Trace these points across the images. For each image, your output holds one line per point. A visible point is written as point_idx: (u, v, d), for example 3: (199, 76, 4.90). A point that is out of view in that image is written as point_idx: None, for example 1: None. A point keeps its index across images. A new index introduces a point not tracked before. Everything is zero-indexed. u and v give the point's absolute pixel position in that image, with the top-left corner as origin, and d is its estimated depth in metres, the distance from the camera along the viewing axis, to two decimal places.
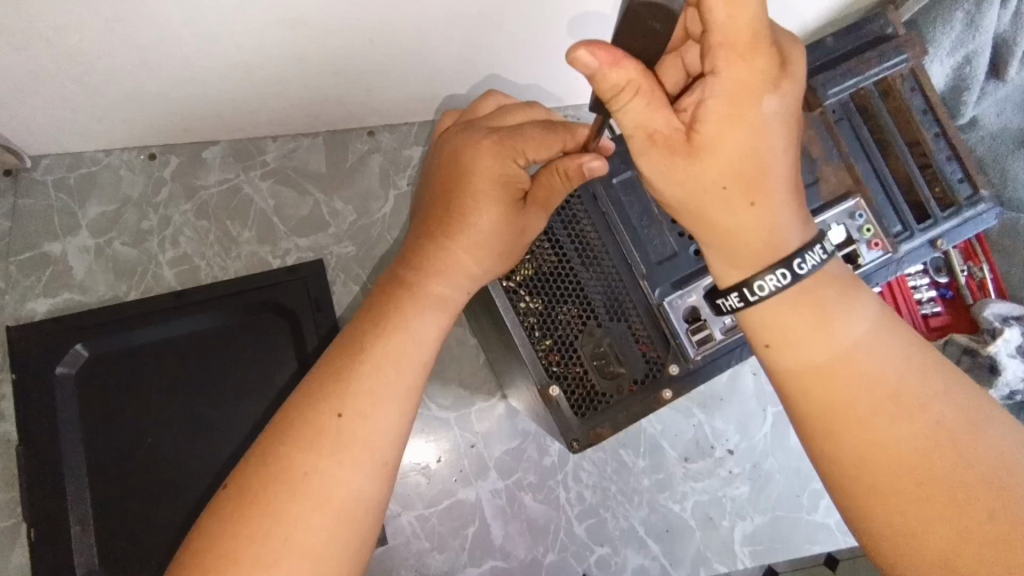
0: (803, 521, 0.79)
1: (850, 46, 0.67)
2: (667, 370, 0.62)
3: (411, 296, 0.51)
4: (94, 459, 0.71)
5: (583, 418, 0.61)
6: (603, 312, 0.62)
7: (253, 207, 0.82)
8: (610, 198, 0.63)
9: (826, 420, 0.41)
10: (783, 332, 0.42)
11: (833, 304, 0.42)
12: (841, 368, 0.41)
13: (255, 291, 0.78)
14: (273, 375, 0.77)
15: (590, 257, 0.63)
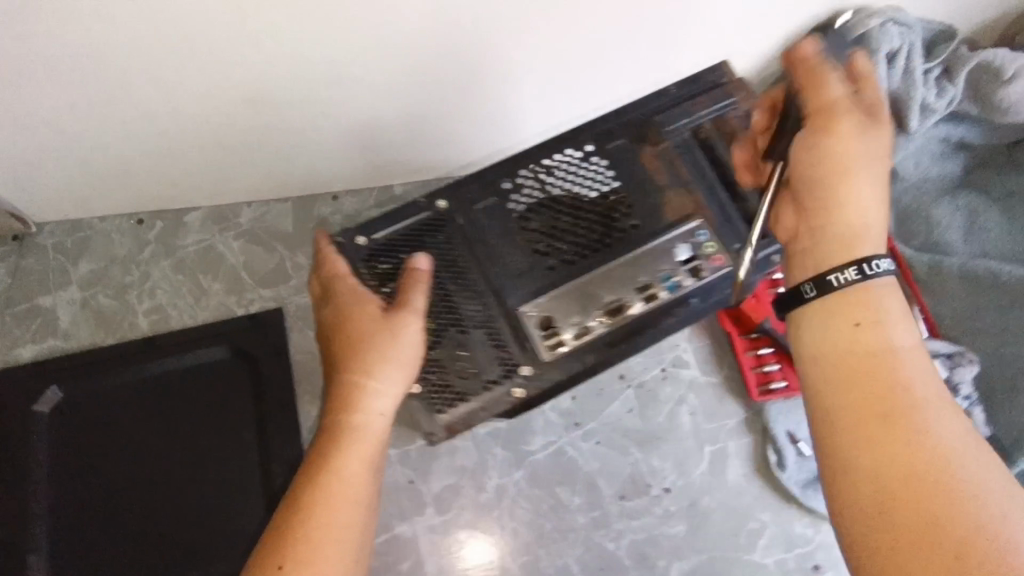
0: (739, 560, 0.79)
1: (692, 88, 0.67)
2: (522, 372, 0.61)
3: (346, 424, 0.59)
4: (58, 490, 0.78)
5: (440, 415, 0.61)
6: (467, 321, 0.62)
7: (224, 263, 0.91)
8: (471, 217, 0.64)
9: (855, 410, 0.44)
10: (879, 312, 0.47)
11: (910, 310, 0.47)
12: (881, 362, 0.45)
13: (217, 336, 0.85)
14: (228, 414, 0.82)
15: (457, 271, 0.63)
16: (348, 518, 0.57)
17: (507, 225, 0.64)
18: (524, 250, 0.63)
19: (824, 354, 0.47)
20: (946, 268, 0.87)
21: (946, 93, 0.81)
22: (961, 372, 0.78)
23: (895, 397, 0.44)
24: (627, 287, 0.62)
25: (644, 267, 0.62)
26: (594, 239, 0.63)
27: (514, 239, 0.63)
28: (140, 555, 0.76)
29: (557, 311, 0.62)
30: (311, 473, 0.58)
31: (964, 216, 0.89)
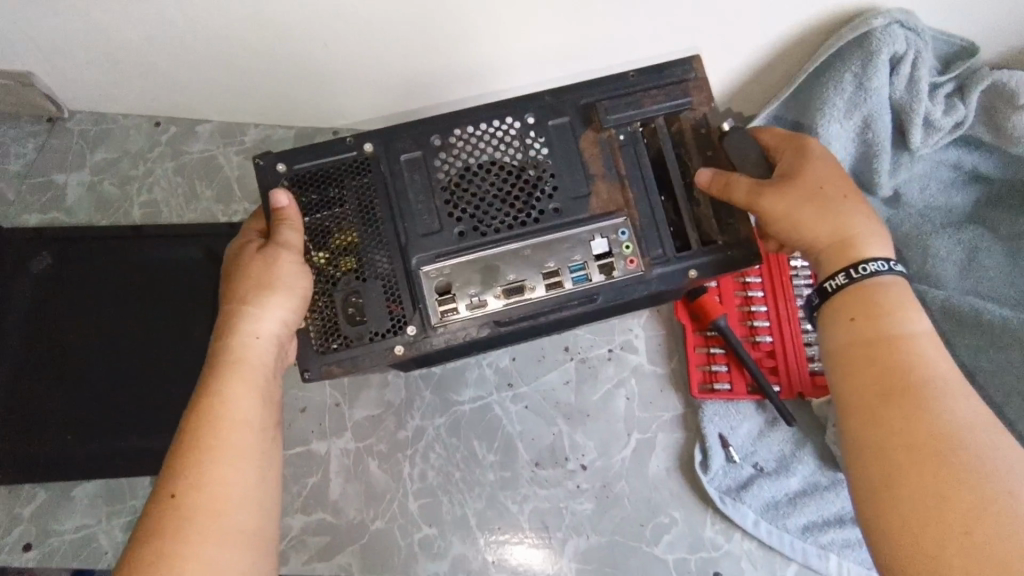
0: (639, 550, 0.77)
1: (650, 82, 0.65)
2: (405, 330, 0.62)
3: (233, 351, 0.58)
4: (24, 341, 0.85)
5: (322, 354, 0.62)
6: (365, 268, 0.62)
7: (220, 173, 0.97)
8: (392, 164, 0.64)
9: (883, 385, 0.52)
10: (869, 306, 0.56)
11: (906, 302, 0.56)
12: (894, 346, 0.53)
13: (196, 238, 0.91)
14: (188, 309, 0.87)
15: (370, 220, 0.63)
16: (244, 441, 0.55)
17: (427, 179, 0.64)
18: (438, 207, 0.63)
19: (847, 347, 0.56)
20: (928, 300, 0.81)
21: (955, 112, 0.77)
22: None
23: (909, 382, 0.51)
24: (534, 268, 0.62)
25: (555, 251, 0.62)
26: (512, 212, 0.63)
27: (429, 195, 0.63)
28: (76, 414, 0.82)
29: (456, 279, 0.62)
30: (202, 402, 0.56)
31: (961, 252, 0.84)
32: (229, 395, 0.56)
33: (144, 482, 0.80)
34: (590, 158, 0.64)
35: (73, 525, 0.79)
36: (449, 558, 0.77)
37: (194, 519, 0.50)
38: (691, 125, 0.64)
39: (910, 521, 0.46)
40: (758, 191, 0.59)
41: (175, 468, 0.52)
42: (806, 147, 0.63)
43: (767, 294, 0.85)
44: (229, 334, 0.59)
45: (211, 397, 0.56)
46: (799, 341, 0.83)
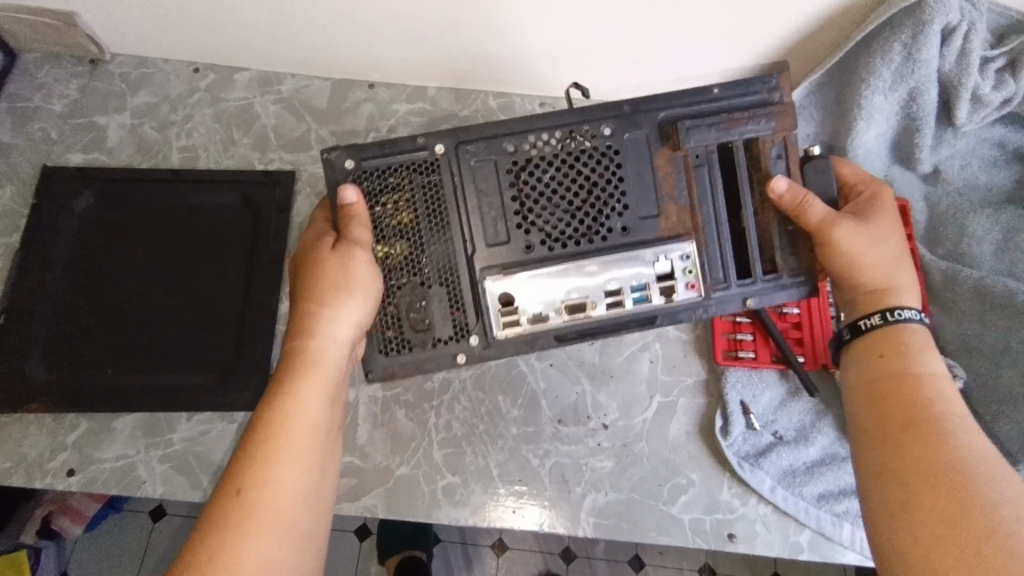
0: (657, 509, 0.78)
1: (733, 100, 0.66)
2: (468, 339, 0.68)
3: (308, 350, 0.64)
4: (70, 276, 0.88)
5: (386, 356, 0.69)
6: (434, 277, 0.68)
7: (258, 122, 0.97)
8: (462, 167, 0.66)
9: (898, 411, 0.59)
10: (897, 346, 0.63)
11: (930, 347, 0.63)
12: (912, 381, 0.60)
13: (235, 182, 0.93)
14: (226, 252, 0.90)
15: (440, 226, 0.67)
16: (314, 437, 0.61)
17: (497, 188, 0.67)
18: (508, 220, 0.67)
19: (870, 380, 0.63)
20: (962, 278, 0.81)
21: (1004, 87, 0.77)
22: None
23: (921, 413, 0.57)
24: (598, 288, 0.66)
25: (618, 273, 0.66)
26: (581, 228, 0.67)
27: (498, 203, 0.67)
28: (119, 348, 0.84)
29: (517, 293, 0.66)
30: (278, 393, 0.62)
31: (998, 233, 0.84)
32: (305, 393, 0.62)
33: (180, 418, 0.82)
34: (663, 176, 0.67)
35: (114, 454, 0.80)
36: (470, 505, 0.79)
37: (263, 497, 0.56)
38: (766, 150, 0.66)
39: (909, 526, 0.52)
40: (831, 222, 0.64)
41: (251, 458, 0.58)
42: (879, 199, 0.69)
43: None
44: (304, 333, 0.65)
45: (286, 393, 0.62)
46: (827, 314, 0.83)
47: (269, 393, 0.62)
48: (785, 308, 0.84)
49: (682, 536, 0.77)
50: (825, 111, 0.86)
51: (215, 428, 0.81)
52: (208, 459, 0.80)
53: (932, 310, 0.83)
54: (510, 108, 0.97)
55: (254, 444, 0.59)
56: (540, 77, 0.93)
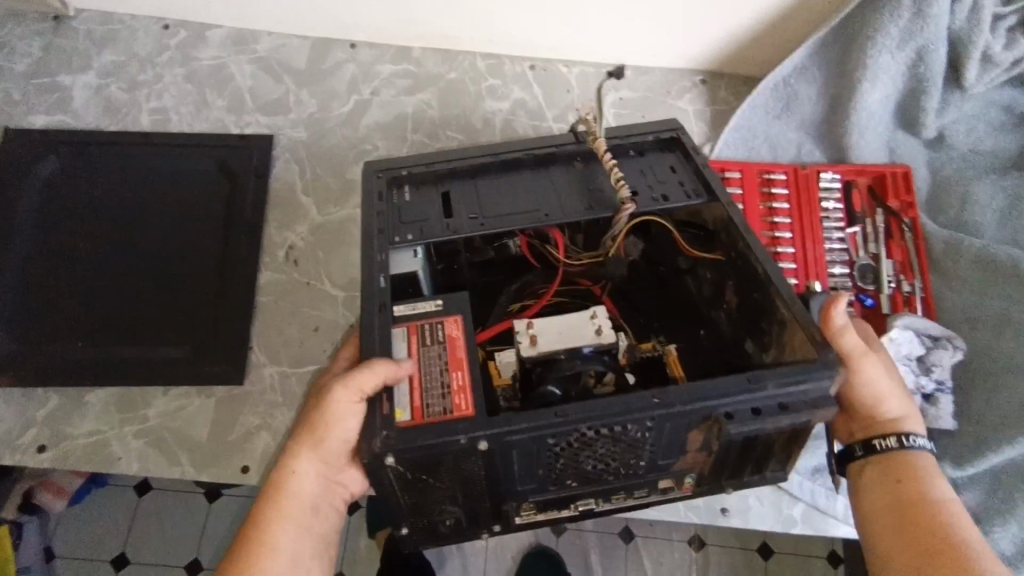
0: None
1: (789, 398, 0.53)
2: (489, 530, 0.63)
3: (275, 504, 0.58)
4: (37, 247, 0.84)
5: (407, 544, 0.63)
6: (459, 509, 0.59)
7: (232, 83, 0.93)
8: (501, 454, 0.53)
9: (931, 546, 0.54)
10: (913, 472, 0.58)
11: (938, 472, 0.59)
12: (934, 508, 0.56)
13: (210, 148, 0.88)
14: (201, 221, 0.85)
15: (469, 489, 0.56)
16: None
17: (530, 460, 0.54)
18: (545, 475, 0.56)
19: (894, 516, 0.57)
20: (964, 247, 0.80)
21: (1014, 46, 0.77)
22: (939, 355, 0.74)
23: (963, 562, 0.53)
24: (607, 498, 0.61)
25: (637, 491, 0.61)
26: (615, 473, 0.58)
27: (535, 471, 0.56)
28: (89, 321, 0.80)
29: (550, 508, 0.61)
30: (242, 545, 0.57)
31: (1004, 199, 0.82)
32: (270, 545, 0.57)
33: (156, 393, 0.78)
34: (692, 439, 0.55)
35: (86, 429, 0.76)
36: None
37: None
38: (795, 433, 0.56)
39: None
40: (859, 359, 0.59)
41: None
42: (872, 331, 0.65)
43: (794, 223, 0.84)
44: (278, 481, 0.58)
45: (249, 551, 0.56)
46: (824, 284, 0.82)
47: (235, 543, 0.58)
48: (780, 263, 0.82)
49: (675, 510, 0.75)
50: (828, 71, 0.85)
51: (193, 403, 0.78)
52: (185, 434, 0.76)
53: (933, 280, 0.81)
54: (499, 69, 0.93)
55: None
56: (526, 36, 0.91)
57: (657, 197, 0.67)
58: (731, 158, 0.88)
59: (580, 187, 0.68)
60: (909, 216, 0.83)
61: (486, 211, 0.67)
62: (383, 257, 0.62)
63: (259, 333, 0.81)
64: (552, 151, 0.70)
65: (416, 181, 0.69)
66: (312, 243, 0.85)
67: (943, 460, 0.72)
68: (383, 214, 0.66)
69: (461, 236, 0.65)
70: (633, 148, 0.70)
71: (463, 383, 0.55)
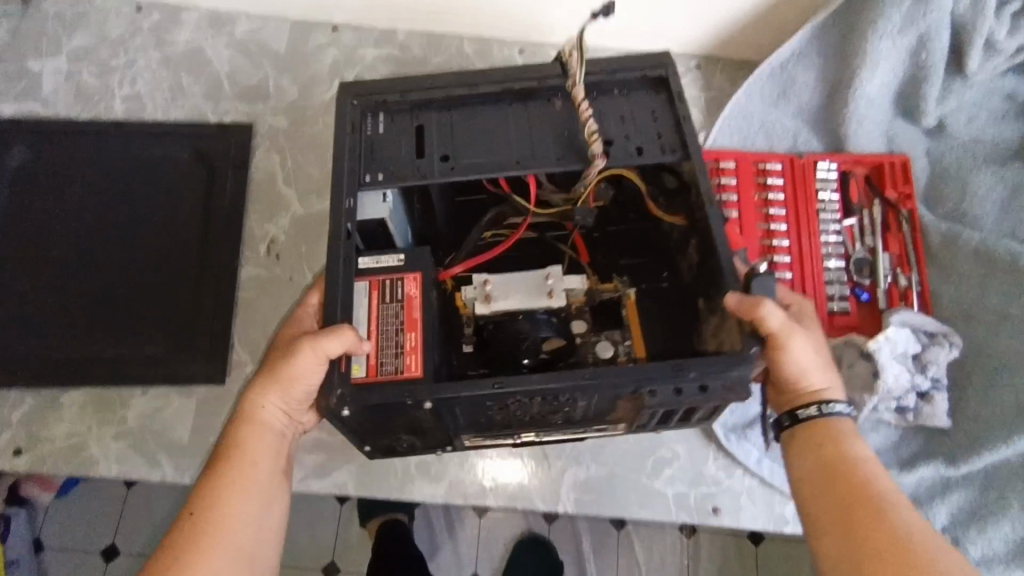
0: (639, 482, 0.75)
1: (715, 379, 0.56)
2: (445, 449, 0.71)
3: (246, 434, 0.63)
4: (6, 243, 0.81)
5: (371, 454, 0.72)
6: (413, 437, 0.66)
7: (209, 68, 0.89)
8: (443, 410, 0.58)
9: (848, 499, 0.57)
10: (831, 436, 0.61)
11: (857, 435, 0.62)
12: (851, 465, 0.59)
13: (186, 137, 0.85)
14: (177, 214, 0.82)
15: (418, 427, 0.62)
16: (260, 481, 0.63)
17: (471, 415, 0.60)
18: (485, 421, 0.62)
19: (816, 478, 0.60)
20: (961, 241, 0.78)
21: (1020, 32, 0.74)
22: (935, 352, 0.72)
23: (878, 514, 0.55)
24: (545, 432, 0.69)
25: (570, 430, 0.68)
26: (550, 421, 0.64)
27: (475, 420, 0.61)
28: (62, 320, 0.78)
29: (497, 437, 0.69)
30: (228, 450, 0.63)
31: (1003, 190, 0.80)
32: (252, 451, 0.63)
33: (134, 394, 0.76)
34: (619, 406, 0.61)
35: (63, 432, 0.75)
36: (446, 482, 0.75)
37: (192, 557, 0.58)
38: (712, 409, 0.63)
39: None
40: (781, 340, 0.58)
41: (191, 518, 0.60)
42: (802, 308, 0.65)
43: (789, 214, 0.82)
44: (248, 415, 0.63)
45: (223, 475, 0.62)
46: (821, 278, 0.80)
47: (209, 467, 0.63)
48: (774, 256, 0.80)
49: (666, 510, 0.74)
50: (828, 55, 0.82)
51: (172, 404, 0.76)
52: (165, 436, 0.75)
53: (930, 274, 0.80)
54: (486, 54, 0.90)
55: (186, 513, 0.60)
56: (516, 18, 0.87)
57: (632, 150, 0.66)
58: (725, 147, 0.86)
59: (554, 131, 0.67)
60: (907, 207, 0.82)
61: (459, 152, 0.67)
62: (351, 202, 0.63)
63: (239, 330, 0.79)
64: (531, 86, 0.68)
65: (392, 111, 0.69)
66: (294, 236, 0.83)
67: (936, 457, 0.72)
68: (355, 151, 0.66)
69: (431, 181, 0.65)
70: (618, 85, 0.68)
71: (415, 345, 0.60)
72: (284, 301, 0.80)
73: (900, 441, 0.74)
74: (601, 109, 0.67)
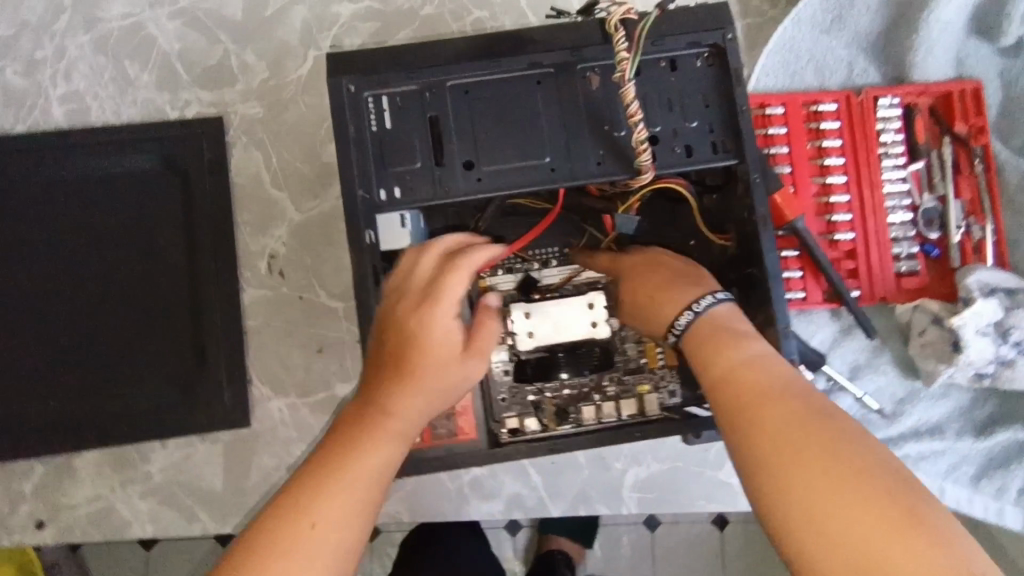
0: (704, 476, 0.72)
1: None
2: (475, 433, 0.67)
3: (365, 437, 0.45)
4: None
5: None
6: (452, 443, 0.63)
7: (155, 48, 0.74)
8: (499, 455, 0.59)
9: (745, 410, 0.38)
10: (715, 342, 0.43)
11: (739, 334, 0.43)
12: (750, 371, 0.40)
13: (146, 140, 0.72)
14: (156, 236, 0.72)
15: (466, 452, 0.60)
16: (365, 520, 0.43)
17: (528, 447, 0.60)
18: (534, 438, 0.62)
19: (713, 390, 0.41)
20: None
21: None
22: (1019, 316, 0.67)
23: (814, 414, 0.36)
24: None
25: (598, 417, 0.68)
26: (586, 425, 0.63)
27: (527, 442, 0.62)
28: (59, 372, 0.71)
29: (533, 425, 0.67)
30: (331, 452, 0.44)
31: None
32: (362, 464, 0.44)
33: (153, 447, 0.70)
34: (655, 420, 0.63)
35: (84, 497, 0.69)
36: (502, 497, 0.72)
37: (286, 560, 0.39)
38: None
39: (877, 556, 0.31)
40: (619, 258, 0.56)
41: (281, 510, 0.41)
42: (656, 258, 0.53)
43: (848, 163, 0.73)
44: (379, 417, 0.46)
45: (319, 484, 0.42)
46: (886, 235, 0.72)
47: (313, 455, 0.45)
48: (834, 216, 0.72)
49: (732, 500, 0.72)
50: None
51: (197, 452, 0.70)
52: (196, 488, 0.69)
53: (1005, 219, 0.73)
54: None
55: (276, 520, 0.41)
56: None
57: (680, 150, 0.57)
58: (770, 88, 0.75)
59: (589, 122, 0.57)
60: (980, 143, 0.73)
61: (483, 156, 0.57)
62: (373, 236, 0.55)
63: (255, 362, 0.71)
64: (565, 58, 0.57)
65: (395, 94, 0.57)
66: (294, 249, 0.73)
67: (1015, 423, 0.71)
68: (363, 159, 0.56)
69: (455, 199, 0.56)
70: (665, 56, 0.58)
71: (467, 406, 0.59)
72: (296, 326, 0.72)
73: (974, 404, 0.73)
74: (644, 91, 0.58)
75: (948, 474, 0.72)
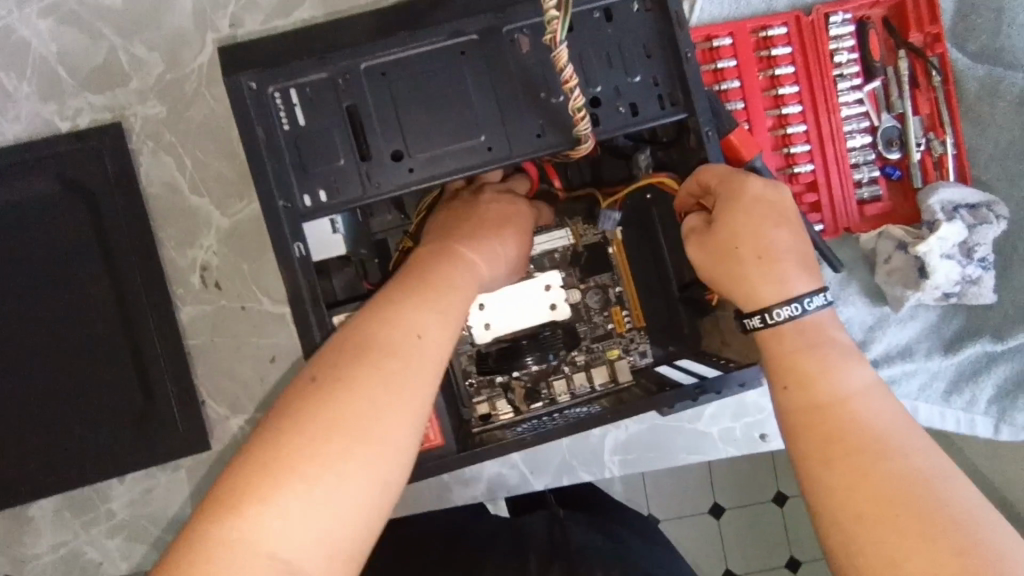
0: (683, 429, 0.71)
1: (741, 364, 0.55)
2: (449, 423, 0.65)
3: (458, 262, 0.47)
4: None
5: None
6: None
7: (30, 53, 0.65)
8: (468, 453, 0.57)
9: (825, 451, 0.39)
10: (795, 370, 0.43)
11: (831, 354, 0.43)
12: (829, 408, 0.40)
13: (39, 160, 0.65)
14: (72, 264, 0.66)
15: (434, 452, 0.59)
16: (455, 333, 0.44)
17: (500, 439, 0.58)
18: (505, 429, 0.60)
19: (791, 419, 0.42)
20: (1002, 90, 0.68)
21: None
22: (982, 233, 0.66)
23: (880, 461, 0.37)
24: None
25: None
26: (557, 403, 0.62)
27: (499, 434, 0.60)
28: None
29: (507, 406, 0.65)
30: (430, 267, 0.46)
31: None
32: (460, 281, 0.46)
33: (112, 484, 0.67)
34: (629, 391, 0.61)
35: (49, 544, 0.66)
36: (484, 480, 0.71)
37: (391, 345, 0.39)
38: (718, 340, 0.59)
39: None
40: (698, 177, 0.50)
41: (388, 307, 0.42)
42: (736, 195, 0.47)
43: (802, 90, 0.69)
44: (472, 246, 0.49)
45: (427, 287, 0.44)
46: (847, 162, 0.69)
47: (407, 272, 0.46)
48: (792, 149, 0.69)
49: (714, 449, 0.72)
50: None
51: (160, 483, 0.67)
52: (164, 518, 0.67)
53: (965, 130, 0.71)
54: None
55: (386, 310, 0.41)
56: None
57: (625, 109, 0.53)
58: (714, 18, 0.70)
59: (523, 92, 0.52)
60: (936, 52, 0.69)
61: (411, 143, 0.52)
62: (302, 247, 0.50)
63: (205, 382, 0.67)
64: (488, 22, 0.51)
65: (305, 84, 0.51)
66: (228, 258, 0.67)
67: (983, 335, 0.70)
68: (280, 165, 0.50)
69: (388, 194, 0.51)
70: (599, 5, 0.52)
71: (429, 412, 0.55)
72: (243, 338, 0.67)
73: (942, 321, 0.71)
74: (578, 49, 0.52)
75: (920, 395, 0.71)
